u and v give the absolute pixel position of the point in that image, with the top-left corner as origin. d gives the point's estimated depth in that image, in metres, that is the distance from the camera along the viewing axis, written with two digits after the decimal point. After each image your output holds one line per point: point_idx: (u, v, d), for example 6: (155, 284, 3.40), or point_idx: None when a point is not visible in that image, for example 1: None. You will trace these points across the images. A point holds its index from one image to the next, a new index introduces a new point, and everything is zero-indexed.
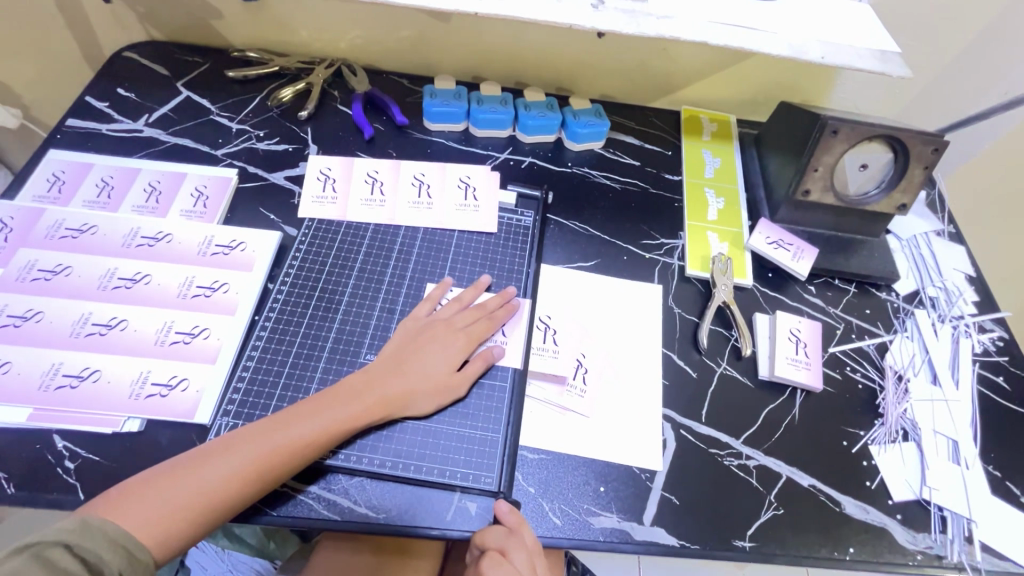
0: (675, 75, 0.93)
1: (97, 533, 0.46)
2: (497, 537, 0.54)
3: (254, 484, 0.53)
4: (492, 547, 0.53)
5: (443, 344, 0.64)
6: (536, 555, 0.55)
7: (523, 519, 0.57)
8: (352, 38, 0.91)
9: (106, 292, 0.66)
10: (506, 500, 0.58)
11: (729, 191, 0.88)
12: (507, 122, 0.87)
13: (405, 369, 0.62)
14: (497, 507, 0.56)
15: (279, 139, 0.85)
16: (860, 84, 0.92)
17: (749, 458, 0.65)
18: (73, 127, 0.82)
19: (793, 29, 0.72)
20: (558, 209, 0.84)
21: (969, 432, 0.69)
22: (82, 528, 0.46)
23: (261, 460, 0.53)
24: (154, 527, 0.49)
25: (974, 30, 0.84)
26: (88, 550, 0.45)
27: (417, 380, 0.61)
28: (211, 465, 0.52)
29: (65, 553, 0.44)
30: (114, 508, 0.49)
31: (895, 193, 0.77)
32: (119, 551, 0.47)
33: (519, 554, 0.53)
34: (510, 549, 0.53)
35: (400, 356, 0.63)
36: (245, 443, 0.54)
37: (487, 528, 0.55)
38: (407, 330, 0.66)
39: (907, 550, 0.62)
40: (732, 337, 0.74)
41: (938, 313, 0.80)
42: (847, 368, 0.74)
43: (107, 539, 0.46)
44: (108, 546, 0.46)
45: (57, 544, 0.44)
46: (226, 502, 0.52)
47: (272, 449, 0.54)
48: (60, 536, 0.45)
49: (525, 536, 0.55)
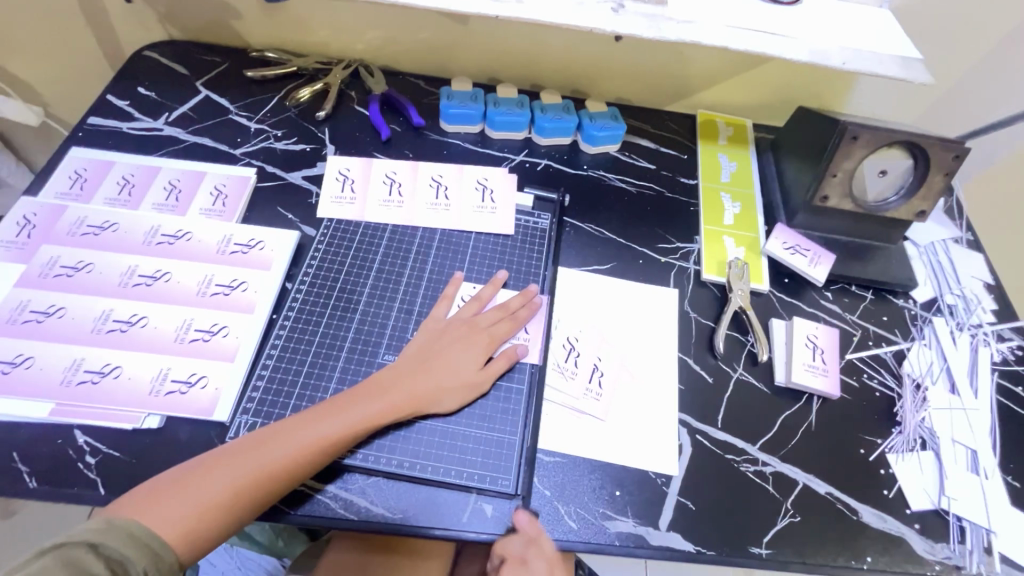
0: (692, 78, 0.93)
1: (121, 532, 0.47)
2: (517, 547, 0.55)
3: (277, 483, 0.53)
4: (511, 556, 0.55)
5: (464, 344, 0.64)
6: (556, 563, 0.56)
7: (542, 527, 0.57)
8: (369, 39, 0.92)
9: (127, 289, 0.67)
10: (526, 511, 0.58)
11: (745, 195, 0.87)
12: (524, 124, 0.88)
13: (426, 369, 0.62)
14: (518, 517, 0.57)
15: (296, 139, 0.85)
16: (879, 90, 0.91)
17: (766, 465, 0.65)
18: (94, 125, 0.83)
19: (814, 34, 0.72)
20: (574, 211, 0.83)
21: (988, 442, 0.69)
22: (106, 528, 0.47)
23: (284, 460, 0.53)
24: (178, 526, 0.49)
25: (995, 37, 0.84)
26: (113, 548, 0.46)
27: (438, 381, 0.62)
28: (234, 464, 0.52)
29: (89, 552, 0.45)
30: (139, 507, 0.49)
31: (915, 200, 0.77)
32: (143, 550, 0.47)
33: (539, 563, 0.54)
34: (529, 558, 0.55)
35: (421, 356, 0.63)
36: (268, 442, 0.54)
37: (508, 537, 0.56)
38: (427, 331, 0.66)
39: (925, 560, 0.61)
40: (748, 343, 0.74)
41: (956, 321, 0.79)
42: (864, 375, 0.73)
43: (131, 537, 0.47)
44: (132, 544, 0.46)
45: (81, 544, 0.45)
46: (249, 502, 0.52)
47: (295, 448, 0.54)
48: (85, 536, 0.46)
49: (547, 545, 0.56)
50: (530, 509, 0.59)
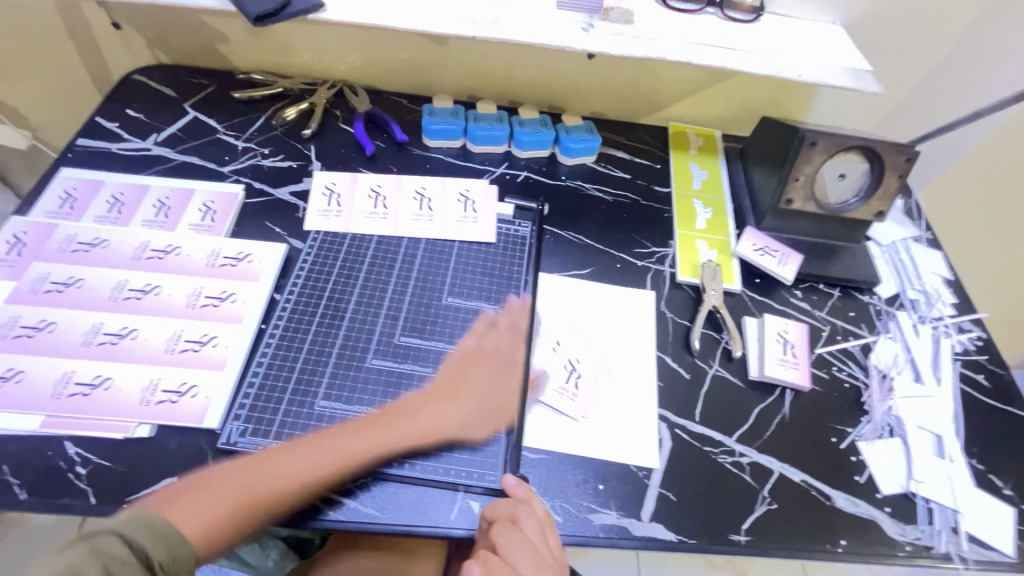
0: (662, 92, 0.98)
1: (147, 522, 0.49)
2: (506, 506, 0.57)
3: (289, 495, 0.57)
4: (501, 515, 0.57)
5: (490, 375, 0.68)
6: (547, 524, 0.58)
7: (532, 490, 0.60)
8: (353, 60, 0.95)
9: (118, 302, 0.68)
10: (513, 475, 0.61)
11: (716, 201, 0.91)
12: (504, 139, 0.91)
13: (444, 402, 0.65)
14: (507, 481, 0.59)
15: (283, 156, 0.88)
16: (838, 100, 0.97)
17: (742, 455, 0.68)
18: (84, 146, 0.85)
19: (771, 49, 0.78)
20: (553, 220, 0.87)
21: (952, 426, 0.72)
22: (140, 521, 0.49)
23: (300, 474, 0.57)
24: (199, 526, 0.53)
25: (939, 50, 0.90)
26: (137, 542, 0.47)
27: (459, 411, 0.65)
28: (255, 470, 0.57)
29: (115, 540, 0.46)
30: (168, 506, 0.54)
31: (873, 201, 0.82)
32: (161, 540, 0.48)
33: (529, 522, 0.56)
34: (520, 517, 0.57)
35: (445, 384, 0.66)
36: (294, 450, 0.59)
37: (497, 500, 0.59)
38: (455, 357, 0.69)
39: (896, 542, 0.64)
40: (722, 340, 0.77)
41: (919, 314, 0.83)
42: (834, 368, 0.77)
43: (150, 527, 0.49)
44: (150, 537, 0.48)
45: (110, 532, 0.46)
46: (263, 505, 0.56)
47: (314, 458, 0.58)
48: (113, 526, 0.47)
49: (536, 505, 0.58)
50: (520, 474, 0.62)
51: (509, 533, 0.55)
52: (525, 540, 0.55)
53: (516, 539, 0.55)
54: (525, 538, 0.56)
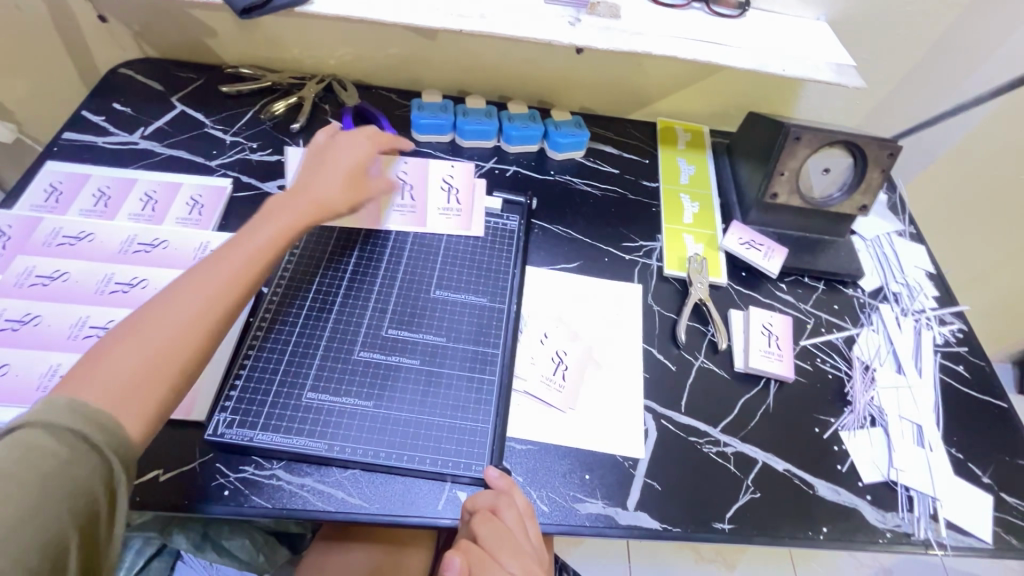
0: (651, 87, 0.98)
1: (70, 409, 0.41)
2: (487, 497, 0.58)
3: (222, 319, 0.52)
4: (481, 506, 0.57)
5: (350, 147, 0.71)
6: (528, 516, 0.58)
7: (513, 483, 0.60)
8: (342, 55, 0.95)
9: (104, 295, 0.68)
10: (496, 468, 0.61)
11: (703, 196, 0.92)
12: (492, 133, 0.92)
13: (317, 184, 0.66)
14: (488, 473, 0.60)
15: (271, 150, 0.88)
16: (823, 96, 0.98)
17: (726, 445, 0.69)
18: (70, 140, 0.84)
19: (757, 44, 0.78)
20: (541, 214, 0.87)
21: (932, 415, 0.74)
22: (65, 408, 0.41)
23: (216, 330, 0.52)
24: (116, 388, 0.44)
25: (923, 46, 0.91)
26: (72, 427, 0.40)
27: (331, 179, 0.67)
28: (154, 321, 0.49)
29: (39, 432, 0.39)
30: (64, 384, 0.44)
31: (856, 195, 0.83)
32: (92, 425, 0.41)
33: (509, 512, 0.56)
34: (500, 507, 0.57)
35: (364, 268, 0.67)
36: (181, 292, 0.51)
37: (478, 492, 0.59)
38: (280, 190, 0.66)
39: (876, 528, 0.65)
40: (708, 332, 0.78)
41: (901, 307, 0.84)
42: (817, 360, 0.78)
43: (75, 412, 0.41)
44: (78, 420, 0.41)
45: (30, 425, 0.39)
46: (196, 345, 0.50)
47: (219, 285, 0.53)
48: (30, 416, 0.39)
49: (516, 497, 0.59)
50: (502, 467, 0.62)
51: (489, 523, 0.55)
52: (505, 530, 0.55)
53: (495, 529, 0.55)
54: (504, 527, 0.56)
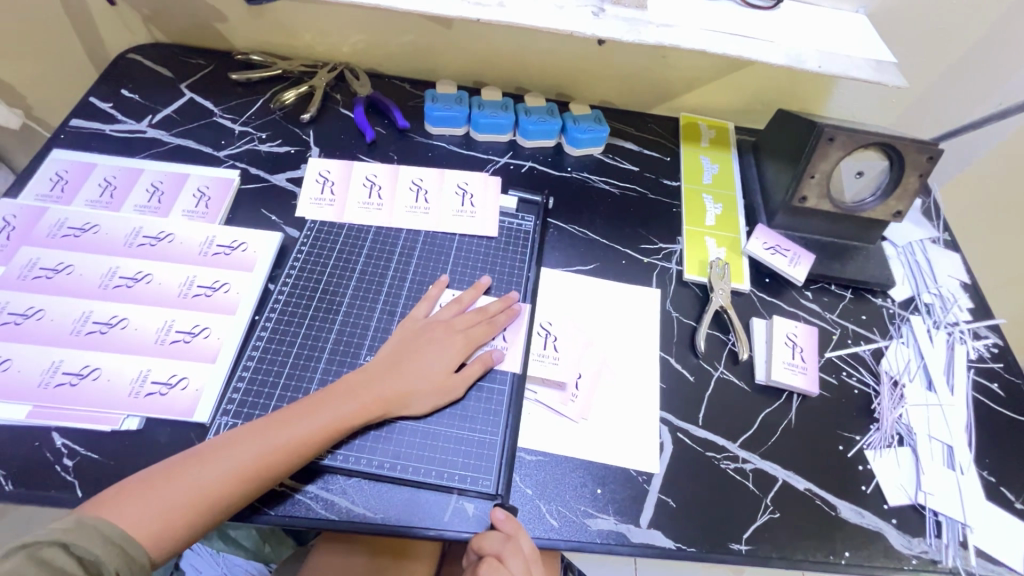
0: (675, 81, 0.94)
1: (93, 532, 0.46)
2: (495, 543, 0.55)
3: (258, 471, 0.53)
4: (489, 552, 0.54)
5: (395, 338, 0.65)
6: (533, 560, 0.56)
7: (521, 524, 0.57)
8: (354, 42, 0.92)
9: (108, 291, 0.66)
10: (503, 507, 0.58)
11: (727, 197, 0.88)
12: (508, 127, 0.88)
13: (406, 367, 0.62)
14: (496, 514, 0.57)
15: (281, 141, 0.86)
16: (858, 94, 0.93)
17: (746, 462, 0.66)
18: (77, 127, 0.83)
19: (791, 38, 0.74)
20: (558, 213, 0.84)
21: (964, 437, 0.70)
22: (95, 531, 0.47)
23: (246, 469, 0.53)
24: (146, 527, 0.49)
25: (969, 41, 0.86)
26: (81, 548, 0.45)
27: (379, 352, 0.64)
28: (201, 466, 0.52)
29: (62, 552, 0.45)
30: (107, 506, 0.49)
31: (890, 201, 0.78)
32: (116, 550, 0.47)
33: (516, 560, 0.54)
34: (506, 556, 0.54)
35: (400, 353, 0.64)
36: (238, 444, 0.54)
37: (485, 532, 0.56)
38: (403, 332, 0.66)
39: (901, 554, 0.62)
40: (729, 342, 0.75)
41: (933, 319, 0.80)
42: (843, 373, 0.74)
43: (102, 537, 0.47)
44: (104, 545, 0.46)
45: (52, 544, 0.45)
46: (224, 492, 0.52)
47: (262, 434, 0.55)
48: (56, 536, 0.45)
49: (524, 542, 0.55)
50: (508, 506, 0.59)
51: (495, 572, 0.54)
52: None
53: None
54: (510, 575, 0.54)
